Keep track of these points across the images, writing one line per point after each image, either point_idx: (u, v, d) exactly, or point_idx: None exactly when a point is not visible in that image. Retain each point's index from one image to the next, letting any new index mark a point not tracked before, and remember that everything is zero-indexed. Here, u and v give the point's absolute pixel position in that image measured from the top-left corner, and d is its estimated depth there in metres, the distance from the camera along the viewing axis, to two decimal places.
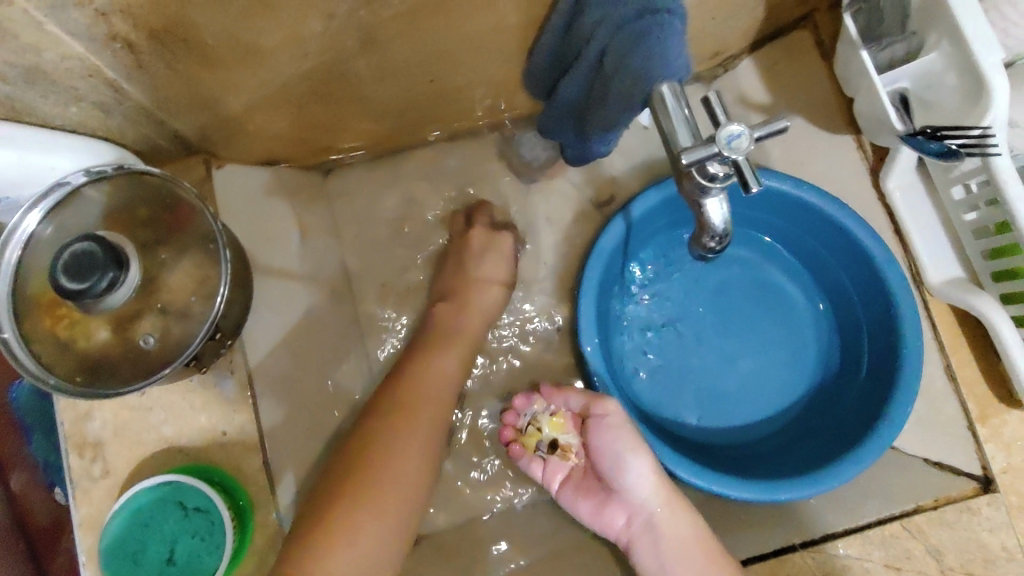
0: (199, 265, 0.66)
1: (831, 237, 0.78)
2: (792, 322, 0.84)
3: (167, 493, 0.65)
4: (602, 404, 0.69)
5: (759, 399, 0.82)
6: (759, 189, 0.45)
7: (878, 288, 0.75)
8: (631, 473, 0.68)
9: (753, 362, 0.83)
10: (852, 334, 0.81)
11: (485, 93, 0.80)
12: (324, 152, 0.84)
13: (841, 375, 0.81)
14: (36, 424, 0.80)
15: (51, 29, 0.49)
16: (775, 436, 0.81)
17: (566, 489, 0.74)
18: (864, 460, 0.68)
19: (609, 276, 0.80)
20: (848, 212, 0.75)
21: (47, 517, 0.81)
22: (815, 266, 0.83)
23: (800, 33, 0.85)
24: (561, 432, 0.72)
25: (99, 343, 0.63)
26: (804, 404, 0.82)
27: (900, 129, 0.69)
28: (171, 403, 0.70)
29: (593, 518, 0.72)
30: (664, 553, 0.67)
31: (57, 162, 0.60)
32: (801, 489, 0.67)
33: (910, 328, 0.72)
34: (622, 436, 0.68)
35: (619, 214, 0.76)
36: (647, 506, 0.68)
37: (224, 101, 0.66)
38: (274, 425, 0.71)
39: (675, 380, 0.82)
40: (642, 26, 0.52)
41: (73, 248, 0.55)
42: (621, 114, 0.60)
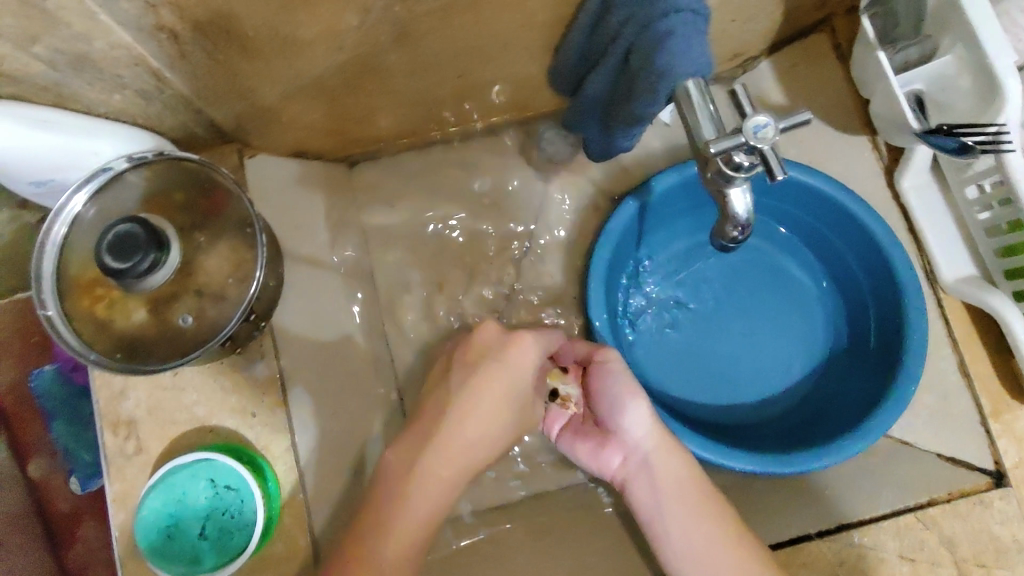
0: (235, 249, 0.69)
1: (838, 222, 0.80)
2: (802, 307, 0.86)
3: (200, 470, 0.68)
4: (604, 350, 0.68)
5: (770, 378, 0.83)
6: (785, 179, 0.47)
7: (886, 273, 0.77)
8: (631, 412, 0.66)
9: (764, 342, 0.84)
10: (862, 321, 0.82)
11: (509, 90, 0.82)
12: (349, 144, 0.86)
13: (851, 355, 0.83)
14: (58, 411, 0.82)
15: (103, 17, 0.52)
16: (788, 415, 0.83)
17: (565, 434, 0.72)
18: (869, 436, 0.70)
19: (621, 256, 0.83)
20: (852, 197, 0.77)
21: (66, 505, 0.83)
22: (826, 254, 0.85)
23: (818, 36, 0.87)
24: (561, 382, 0.71)
25: (136, 323, 0.65)
26: (811, 387, 0.83)
27: (915, 128, 0.70)
28: (202, 384, 0.72)
29: (590, 460, 0.70)
30: (660, 491, 0.64)
31: (98, 147, 0.62)
32: (795, 466, 0.69)
33: (916, 312, 0.73)
34: (622, 377, 0.67)
35: (629, 196, 0.79)
36: (644, 445, 0.66)
37: (260, 91, 0.68)
38: (304, 408, 0.73)
39: (686, 360, 0.84)
40: (667, 25, 0.54)
41: (116, 229, 0.57)
42: (645, 111, 0.63)
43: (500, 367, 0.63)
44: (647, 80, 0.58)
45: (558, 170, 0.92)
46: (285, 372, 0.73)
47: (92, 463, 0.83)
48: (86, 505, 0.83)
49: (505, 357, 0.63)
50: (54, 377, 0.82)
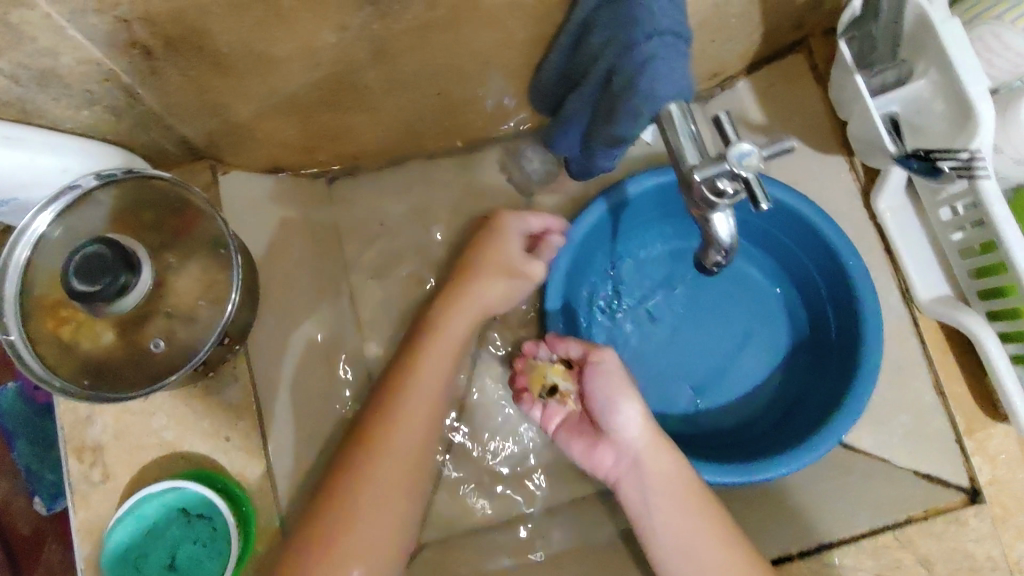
0: (207, 270, 0.67)
1: (795, 229, 0.80)
2: (766, 316, 0.86)
3: (171, 499, 0.66)
4: (599, 351, 0.69)
5: (735, 384, 0.84)
6: (769, 207, 0.45)
7: (845, 284, 0.76)
8: (621, 413, 0.67)
9: (728, 349, 0.84)
10: (822, 335, 0.82)
11: (489, 107, 0.82)
12: (325, 161, 0.85)
13: (811, 361, 0.83)
14: (20, 431, 0.79)
15: (72, 34, 0.50)
16: (756, 421, 0.83)
17: (562, 432, 0.73)
18: (818, 450, 0.70)
19: (584, 263, 0.83)
20: (807, 205, 0.77)
21: (28, 526, 0.80)
22: (785, 260, 0.85)
23: (796, 57, 0.88)
24: (562, 378, 0.71)
25: (104, 346, 0.63)
26: (772, 395, 0.83)
27: (892, 151, 0.72)
28: (173, 408, 0.70)
29: (586, 458, 0.71)
30: (647, 490, 0.66)
31: (65, 164, 0.60)
32: (751, 473, 0.69)
33: (873, 328, 0.73)
34: (616, 380, 0.68)
35: (599, 196, 0.78)
36: (635, 446, 0.67)
37: (234, 108, 0.67)
38: (279, 430, 0.71)
39: (648, 367, 0.84)
40: (650, 47, 0.54)
41: (84, 251, 0.55)
42: (626, 134, 0.62)
43: (494, 242, 0.76)
44: (626, 102, 0.57)
45: (539, 187, 0.91)
46: (260, 396, 0.71)
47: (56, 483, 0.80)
48: (50, 526, 0.80)
49: (496, 234, 0.76)
50: (18, 395, 0.79)
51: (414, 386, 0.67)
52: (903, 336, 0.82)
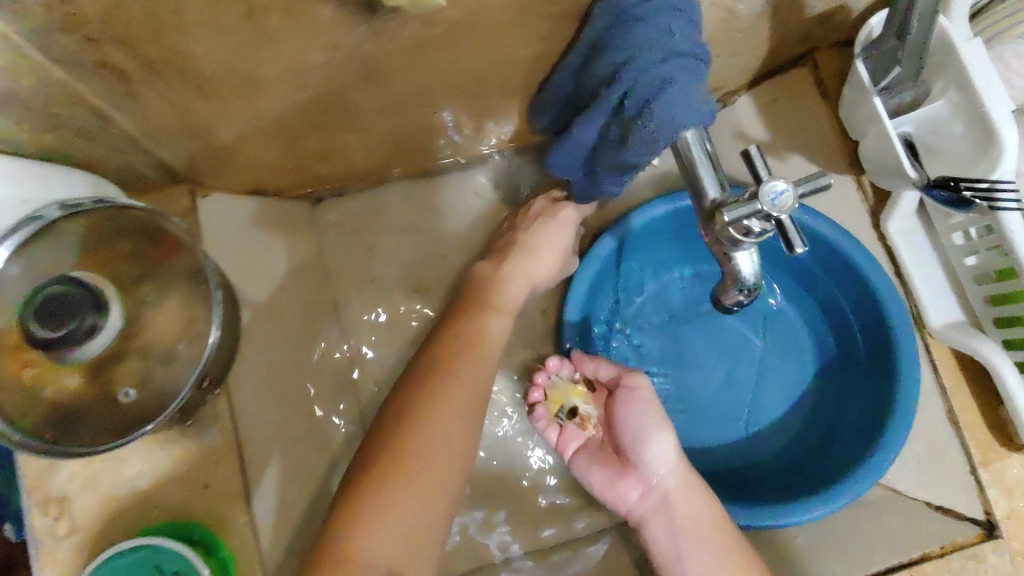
0: (185, 305, 0.62)
1: (825, 255, 0.76)
2: (788, 348, 0.82)
3: (144, 556, 0.59)
4: (634, 376, 0.69)
5: (759, 415, 0.80)
6: (804, 251, 0.43)
7: (877, 314, 0.73)
8: (654, 446, 0.66)
9: (751, 379, 0.81)
10: (850, 367, 0.79)
11: (485, 123, 0.77)
12: (310, 182, 0.80)
13: (838, 392, 0.79)
14: None
15: (33, 54, 0.45)
16: (782, 456, 0.79)
17: (580, 457, 0.71)
18: (847, 492, 0.66)
19: (599, 290, 0.80)
20: (835, 226, 0.74)
21: None
22: (811, 287, 0.82)
23: (800, 71, 0.85)
24: (583, 401, 0.71)
25: (70, 391, 0.57)
26: (797, 429, 0.80)
27: (912, 178, 0.68)
28: (147, 453, 0.64)
29: (606, 491, 0.69)
30: (679, 532, 0.64)
31: (28, 194, 0.55)
32: (787, 514, 0.66)
33: (908, 362, 0.69)
34: (650, 409, 0.67)
35: (607, 232, 0.76)
36: (666, 482, 0.66)
37: (215, 131, 0.62)
38: (261, 471, 0.66)
39: (664, 400, 0.81)
40: (667, 70, 0.51)
41: (47, 290, 0.50)
42: (636, 161, 0.58)
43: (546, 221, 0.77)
44: (643, 129, 0.53)
45: None
46: (244, 439, 0.66)
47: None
48: None
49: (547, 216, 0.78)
50: None
51: (456, 372, 0.60)
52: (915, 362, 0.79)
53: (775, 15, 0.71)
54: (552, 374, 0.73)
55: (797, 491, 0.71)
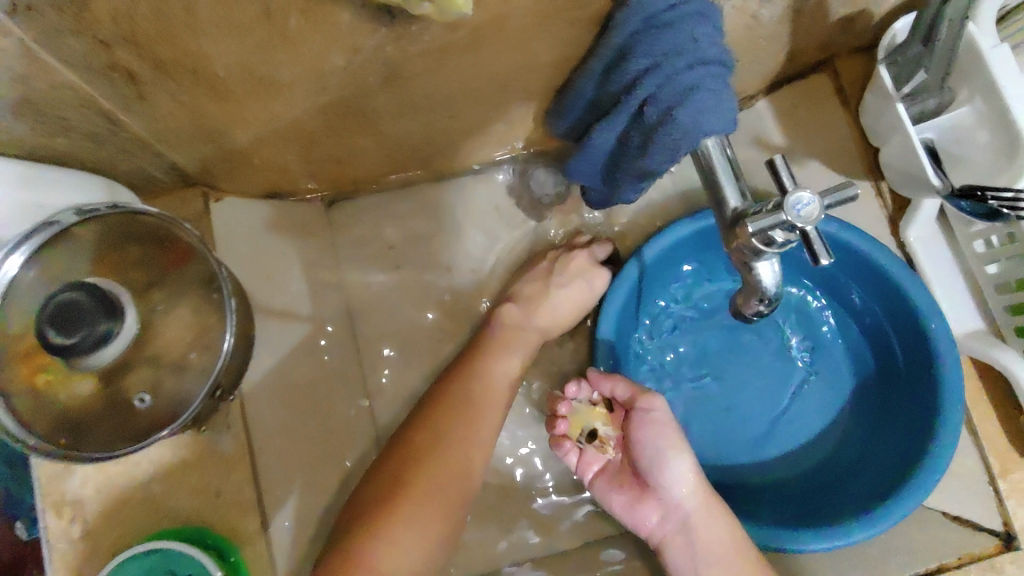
0: (196, 312, 0.62)
1: (862, 270, 0.74)
2: (821, 362, 0.81)
3: (156, 563, 0.59)
4: (650, 398, 0.67)
5: (791, 431, 0.79)
6: (830, 262, 0.41)
7: (915, 330, 0.71)
8: (673, 471, 0.66)
9: (784, 395, 0.80)
10: (890, 382, 0.76)
11: (501, 129, 0.77)
12: (326, 184, 0.80)
13: (875, 408, 0.78)
14: None
15: (48, 59, 0.45)
16: (817, 473, 0.78)
17: (600, 481, 0.72)
18: (891, 518, 0.64)
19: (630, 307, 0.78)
20: (871, 241, 0.72)
21: None
22: (846, 301, 0.80)
23: (819, 77, 0.84)
24: (603, 423, 0.70)
25: (81, 397, 0.57)
26: (833, 447, 0.78)
27: (935, 186, 0.68)
28: (160, 458, 0.64)
29: (626, 513, 0.70)
30: (699, 558, 0.64)
31: (42, 198, 0.54)
32: (838, 535, 0.64)
33: (952, 386, 0.67)
34: (666, 432, 0.66)
35: (632, 259, 0.74)
36: (684, 506, 0.65)
37: (229, 134, 0.62)
38: (275, 477, 0.67)
39: (695, 414, 0.79)
40: (694, 77, 0.50)
41: (57, 298, 0.50)
42: (658, 167, 0.57)
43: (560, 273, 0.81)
44: (667, 137, 0.53)
45: (550, 210, 0.88)
46: (256, 444, 0.66)
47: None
48: None
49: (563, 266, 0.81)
50: None
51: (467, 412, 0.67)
52: None
53: (797, 22, 0.70)
54: (571, 397, 0.71)
55: (836, 512, 0.69)
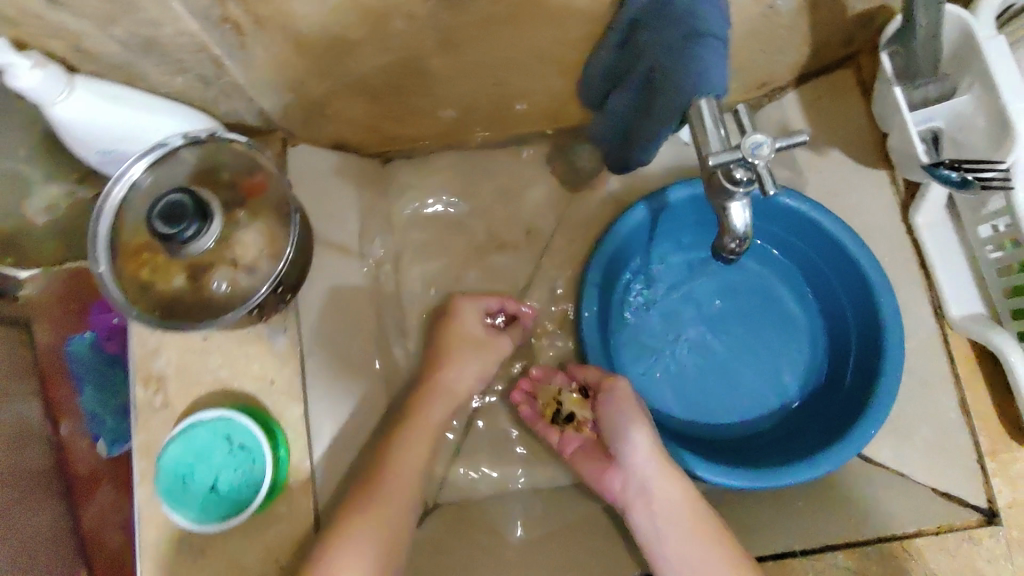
0: (270, 230, 0.74)
1: (824, 245, 0.85)
2: (788, 335, 0.91)
3: (219, 427, 0.72)
4: (612, 381, 0.77)
5: (757, 393, 0.89)
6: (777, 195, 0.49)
7: (869, 302, 0.80)
8: (630, 441, 0.74)
9: (754, 358, 0.90)
10: (841, 354, 0.87)
11: (537, 101, 0.87)
12: (386, 143, 0.93)
13: (832, 376, 0.88)
14: (88, 376, 0.85)
15: (175, 7, 0.58)
16: (776, 430, 0.88)
17: (576, 456, 0.82)
18: (822, 465, 0.74)
19: (624, 257, 0.89)
20: (833, 217, 0.82)
21: (86, 466, 0.85)
22: (815, 279, 0.90)
23: (844, 72, 0.90)
24: (578, 407, 0.81)
25: (175, 287, 0.71)
26: (790, 409, 0.88)
27: (924, 161, 0.71)
28: (228, 349, 0.77)
29: (596, 480, 0.79)
30: (657, 517, 0.71)
31: (158, 123, 0.69)
32: (779, 477, 0.74)
33: (892, 360, 0.77)
34: (627, 408, 0.75)
35: (639, 201, 0.84)
36: (643, 471, 0.72)
37: (308, 86, 0.74)
38: (320, 378, 0.79)
39: (675, 368, 0.90)
40: (690, 48, 0.58)
41: (167, 198, 0.63)
42: (659, 131, 0.66)
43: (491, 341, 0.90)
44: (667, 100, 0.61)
45: (581, 181, 0.97)
46: (305, 348, 0.79)
47: (118, 428, 0.85)
48: (107, 468, 0.85)
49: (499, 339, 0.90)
50: (91, 344, 0.85)
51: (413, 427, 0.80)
52: (930, 351, 0.82)
53: (816, 13, 0.76)
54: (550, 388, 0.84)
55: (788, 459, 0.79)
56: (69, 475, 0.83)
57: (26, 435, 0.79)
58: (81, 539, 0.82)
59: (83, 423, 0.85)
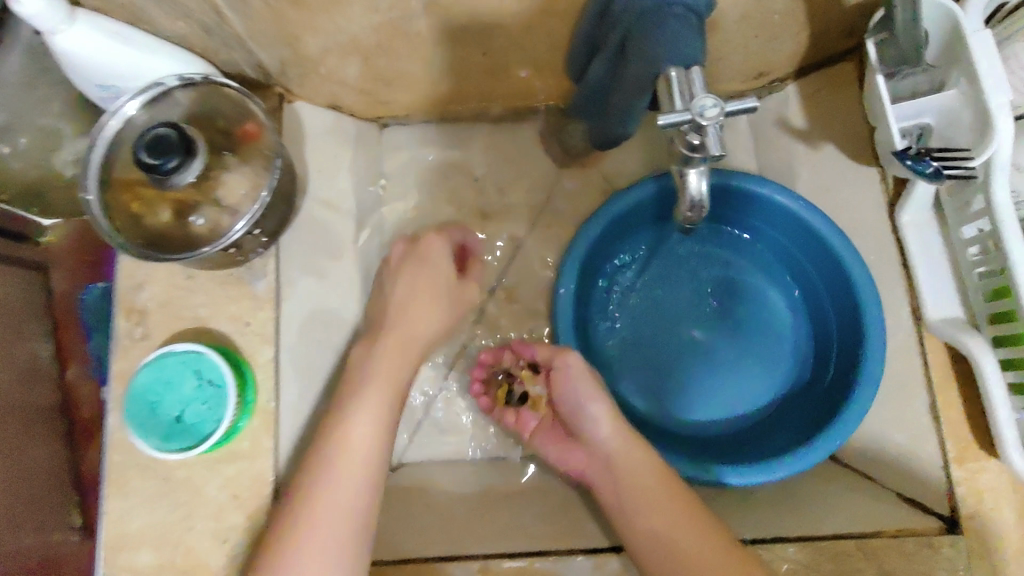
0: (255, 175, 0.77)
1: (807, 239, 0.85)
2: (773, 332, 0.90)
3: (189, 361, 0.74)
4: (564, 356, 0.76)
5: (742, 387, 0.89)
6: (719, 154, 0.55)
7: (853, 302, 0.80)
8: (592, 413, 0.75)
9: (740, 353, 0.89)
10: (825, 353, 0.86)
11: (530, 74, 0.88)
12: (383, 108, 0.94)
13: (815, 373, 0.87)
14: (96, 323, 0.97)
15: None
16: (758, 426, 0.88)
17: (538, 437, 0.83)
18: (787, 467, 0.74)
19: (607, 244, 0.90)
20: (823, 218, 0.81)
21: (89, 409, 0.99)
22: (800, 275, 0.90)
23: (846, 65, 0.88)
24: (532, 385, 0.84)
25: (162, 222, 0.75)
26: (772, 405, 0.88)
27: (898, 147, 0.70)
28: (208, 288, 0.80)
29: (559, 458, 0.80)
30: (619, 487, 0.71)
31: (157, 64, 0.72)
32: (761, 472, 0.74)
33: (870, 368, 0.76)
34: (582, 382, 0.75)
35: (621, 191, 0.85)
36: (607, 446, 0.74)
37: (302, 41, 0.76)
38: (293, 327, 0.81)
39: (657, 358, 0.90)
40: (660, 15, 0.60)
41: (156, 132, 0.66)
42: (632, 101, 0.67)
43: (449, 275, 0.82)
44: (635, 67, 0.62)
45: (572, 160, 0.98)
46: (284, 295, 0.82)
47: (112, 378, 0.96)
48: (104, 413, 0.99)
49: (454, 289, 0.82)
50: (102, 292, 0.97)
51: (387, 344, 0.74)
52: (905, 354, 0.80)
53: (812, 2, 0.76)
54: (502, 370, 0.87)
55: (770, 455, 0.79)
56: (73, 414, 0.97)
57: (37, 373, 0.91)
58: (77, 475, 0.97)
59: (90, 366, 0.99)
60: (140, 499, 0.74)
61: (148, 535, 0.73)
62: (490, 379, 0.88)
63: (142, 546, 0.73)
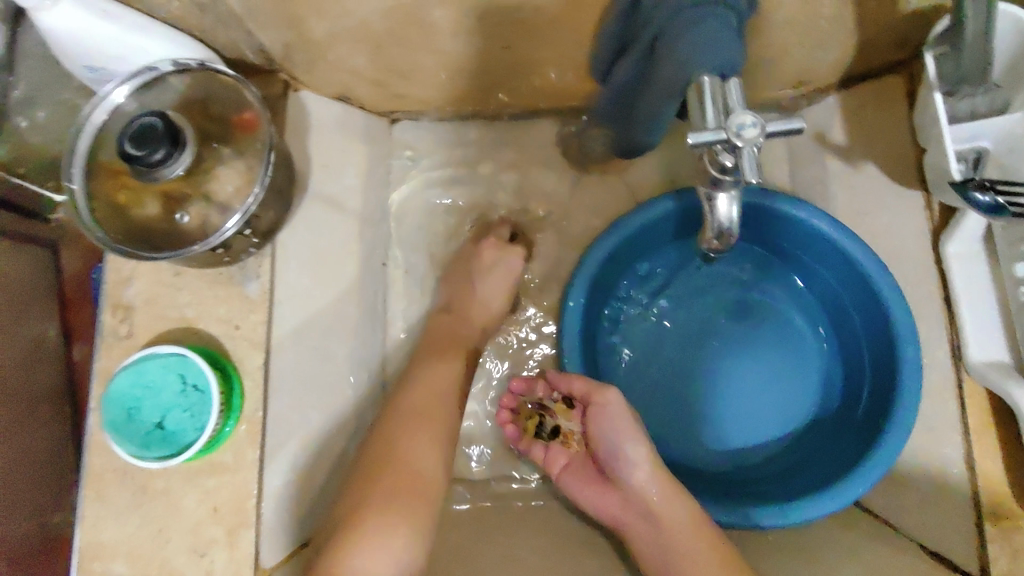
0: (249, 169, 0.73)
1: (839, 264, 0.78)
2: (800, 360, 0.84)
3: (172, 365, 0.71)
4: (603, 393, 0.71)
5: (766, 418, 0.83)
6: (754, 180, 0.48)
7: (887, 336, 0.74)
8: (630, 456, 0.69)
9: (765, 381, 0.83)
10: (855, 386, 0.80)
11: (553, 72, 0.82)
12: (396, 101, 0.89)
13: (843, 408, 0.81)
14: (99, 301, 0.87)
15: None
16: (782, 461, 0.82)
17: (566, 475, 0.77)
18: (816, 510, 0.68)
19: (622, 260, 0.84)
20: (862, 244, 0.75)
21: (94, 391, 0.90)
22: (829, 301, 0.84)
23: (893, 79, 0.81)
24: (566, 419, 0.78)
25: (147, 215, 0.71)
26: (795, 440, 0.82)
27: (954, 176, 0.64)
28: (198, 288, 0.76)
29: (590, 501, 0.74)
30: (656, 540, 0.68)
31: (150, 47, 0.67)
32: (790, 514, 0.68)
33: (906, 408, 0.70)
34: (619, 423, 0.70)
35: (639, 204, 0.79)
36: (643, 492, 0.69)
37: (308, 23, 0.71)
38: (285, 332, 0.76)
39: (672, 382, 0.84)
40: (698, 13, 0.54)
41: (141, 120, 0.62)
42: (663, 106, 0.61)
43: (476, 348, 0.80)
44: (666, 71, 0.56)
45: (593, 165, 0.92)
46: (277, 297, 0.77)
47: None
48: None
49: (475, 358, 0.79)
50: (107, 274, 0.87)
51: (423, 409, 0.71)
52: (941, 397, 0.74)
53: (864, 8, 0.69)
54: (535, 400, 0.82)
55: (797, 494, 0.73)
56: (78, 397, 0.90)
57: (40, 354, 0.84)
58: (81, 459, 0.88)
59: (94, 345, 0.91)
60: (116, 507, 0.70)
61: (122, 545, 0.70)
62: (520, 409, 0.83)
63: (115, 556, 0.69)
